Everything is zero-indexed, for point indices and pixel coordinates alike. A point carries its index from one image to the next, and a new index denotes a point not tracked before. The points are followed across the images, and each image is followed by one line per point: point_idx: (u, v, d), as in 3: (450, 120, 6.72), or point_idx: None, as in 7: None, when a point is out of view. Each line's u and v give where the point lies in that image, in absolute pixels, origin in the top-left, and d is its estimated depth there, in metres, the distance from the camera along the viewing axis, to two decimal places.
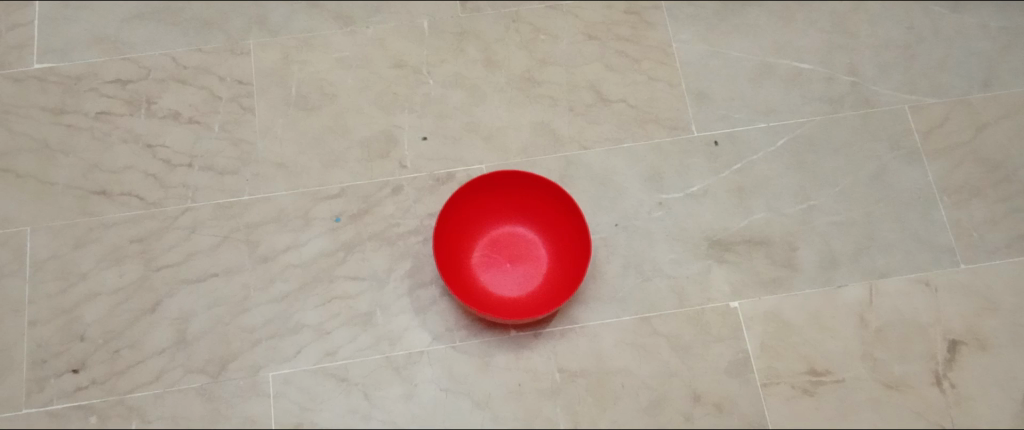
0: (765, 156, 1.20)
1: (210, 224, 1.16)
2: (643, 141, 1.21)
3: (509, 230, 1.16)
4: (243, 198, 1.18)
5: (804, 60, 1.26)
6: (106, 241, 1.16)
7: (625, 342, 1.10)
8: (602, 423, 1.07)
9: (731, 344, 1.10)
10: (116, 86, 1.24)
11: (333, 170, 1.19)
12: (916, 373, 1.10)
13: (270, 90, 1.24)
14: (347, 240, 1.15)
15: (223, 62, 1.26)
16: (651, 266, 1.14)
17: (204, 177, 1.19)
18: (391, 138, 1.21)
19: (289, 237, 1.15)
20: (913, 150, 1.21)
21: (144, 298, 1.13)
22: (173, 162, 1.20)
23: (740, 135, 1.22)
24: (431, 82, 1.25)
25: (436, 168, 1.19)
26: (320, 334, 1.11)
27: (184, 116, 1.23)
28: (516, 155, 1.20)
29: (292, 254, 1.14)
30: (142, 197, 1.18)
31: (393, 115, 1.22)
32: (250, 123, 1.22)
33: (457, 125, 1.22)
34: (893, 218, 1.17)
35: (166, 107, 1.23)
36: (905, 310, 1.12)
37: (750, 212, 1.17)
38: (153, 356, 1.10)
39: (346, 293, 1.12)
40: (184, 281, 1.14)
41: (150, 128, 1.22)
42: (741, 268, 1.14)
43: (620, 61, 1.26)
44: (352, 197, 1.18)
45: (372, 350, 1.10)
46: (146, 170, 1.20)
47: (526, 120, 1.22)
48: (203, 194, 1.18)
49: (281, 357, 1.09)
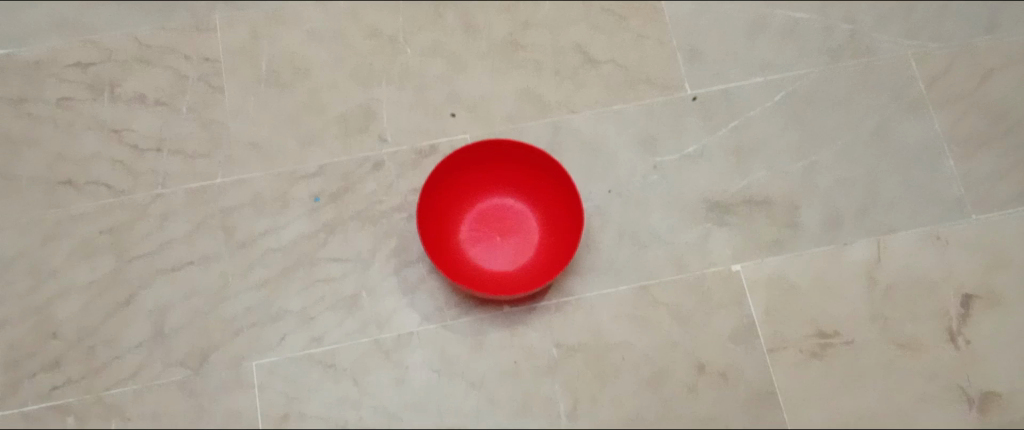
0: (762, 113, 1.15)
1: (183, 211, 1.11)
2: (634, 103, 1.15)
3: (497, 202, 1.11)
4: (217, 182, 1.12)
5: (799, 11, 1.20)
6: (75, 234, 1.10)
7: (623, 314, 1.05)
8: (603, 400, 1.02)
9: (734, 311, 1.05)
10: (78, 70, 1.18)
11: (309, 149, 1.13)
12: (929, 331, 1.05)
13: (240, 68, 1.18)
14: (327, 221, 1.10)
15: (189, 40, 1.19)
16: (648, 233, 1.09)
17: (175, 162, 1.13)
18: (369, 112, 1.15)
19: (267, 221, 1.10)
20: (917, 100, 1.15)
21: (118, 291, 1.07)
22: (141, 148, 1.14)
23: (735, 92, 1.16)
24: (409, 51, 1.18)
25: (418, 141, 1.14)
26: (304, 320, 1.05)
27: (150, 99, 1.16)
28: (501, 124, 1.15)
29: (271, 239, 1.09)
30: (110, 186, 1.12)
31: (370, 88, 1.16)
32: (221, 103, 1.16)
33: (439, 96, 1.16)
34: (898, 171, 1.12)
35: (131, 91, 1.17)
36: (914, 266, 1.08)
37: (749, 172, 1.12)
38: (130, 352, 1.05)
39: (329, 276, 1.07)
40: (158, 271, 1.08)
41: (115, 113, 1.16)
42: (742, 230, 1.09)
43: (606, 21, 1.20)
44: (331, 176, 1.12)
45: (359, 335, 1.05)
46: (113, 158, 1.14)
47: (510, 87, 1.16)
48: (174, 179, 1.12)
49: (263, 347, 1.04)
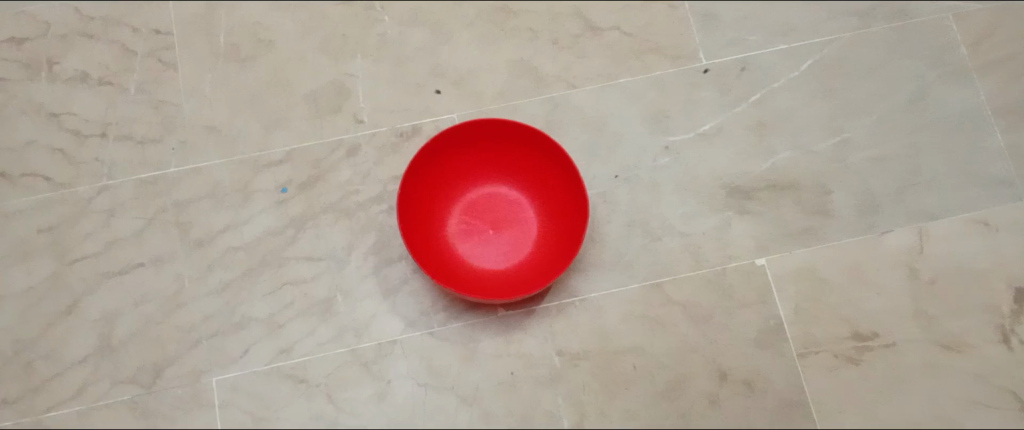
0: (787, 84, 1.02)
1: (132, 206, 0.97)
2: (642, 76, 1.02)
3: (489, 191, 0.98)
4: (170, 171, 0.98)
5: None
6: (9, 233, 0.97)
7: (633, 316, 0.93)
8: (612, 413, 0.90)
9: (759, 310, 0.93)
10: (10, 46, 1.03)
11: (275, 132, 1.00)
12: (978, 330, 0.93)
13: (194, 41, 1.03)
14: (296, 215, 0.97)
15: (136, 9, 1.05)
16: (660, 224, 0.96)
17: (122, 149, 0.99)
18: (343, 90, 1.02)
19: (228, 215, 0.97)
20: (960, 67, 1.02)
21: (59, 298, 0.94)
22: (83, 134, 1.00)
23: (756, 61, 1.03)
24: (387, 19, 1.04)
25: (398, 121, 1.00)
26: (271, 328, 0.93)
27: (93, 78, 1.02)
28: (491, 101, 1.01)
29: (233, 236, 0.96)
30: (48, 178, 0.98)
31: (343, 63, 1.03)
32: (173, 81, 1.02)
33: (421, 70, 1.03)
34: (940, 148, 0.99)
35: (71, 69, 1.02)
36: (960, 256, 0.95)
37: (773, 152, 0.99)
38: (73, 367, 0.92)
39: (299, 277, 0.94)
40: (104, 275, 0.95)
41: (53, 95, 1.02)
42: (766, 218, 0.96)
43: None
44: (300, 163, 0.99)
45: (334, 344, 0.92)
46: (52, 146, 1.00)
47: (501, 59, 1.03)
48: (121, 169, 0.99)
49: (225, 360, 0.92)
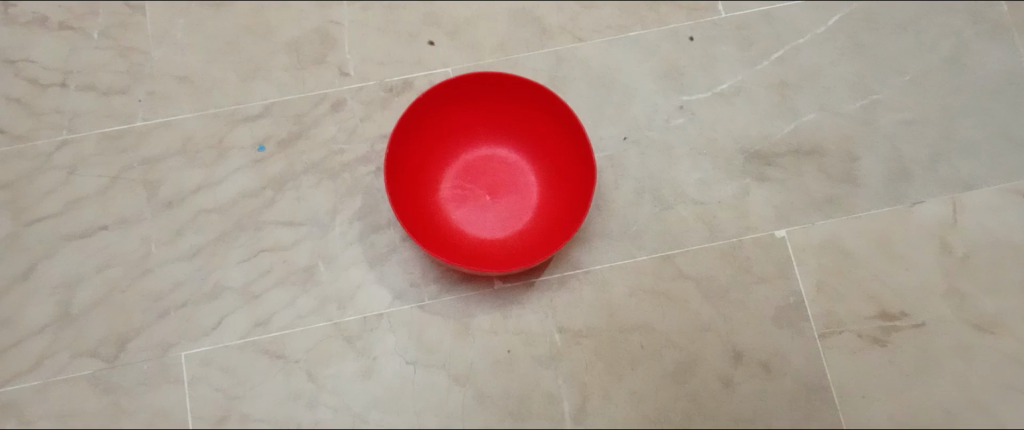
0: (813, 40, 0.93)
1: (96, 162, 0.89)
2: (655, 28, 0.93)
3: (486, 152, 0.90)
4: (137, 125, 0.90)
5: None
6: None
7: (642, 290, 0.85)
8: (617, 396, 0.83)
9: (778, 286, 0.86)
10: None
11: (253, 84, 0.91)
12: (1014, 310, 0.86)
13: None
14: (275, 175, 0.88)
15: None
16: (672, 190, 0.88)
17: (85, 99, 0.91)
18: (327, 38, 0.93)
19: (200, 174, 0.88)
20: (1002, 24, 0.93)
21: (14, 261, 0.86)
22: (42, 82, 0.91)
23: (779, 14, 0.94)
24: None
25: (388, 74, 0.92)
26: (246, 298, 0.85)
27: (52, 21, 0.93)
28: (490, 54, 0.93)
29: (205, 197, 0.88)
30: (3, 130, 0.90)
31: (328, 9, 0.94)
32: (141, 26, 0.93)
33: (413, 18, 0.94)
34: (978, 112, 0.91)
35: (28, 11, 0.93)
36: (997, 230, 0.88)
37: (797, 114, 0.91)
38: (29, 337, 0.84)
39: (278, 243, 0.86)
40: (64, 237, 0.87)
41: (8, 38, 0.92)
42: (787, 186, 0.89)
43: None
44: (279, 118, 0.90)
45: (315, 316, 0.84)
46: (7, 95, 0.91)
47: (502, 8, 0.94)
48: (83, 121, 0.90)
49: (196, 332, 0.84)
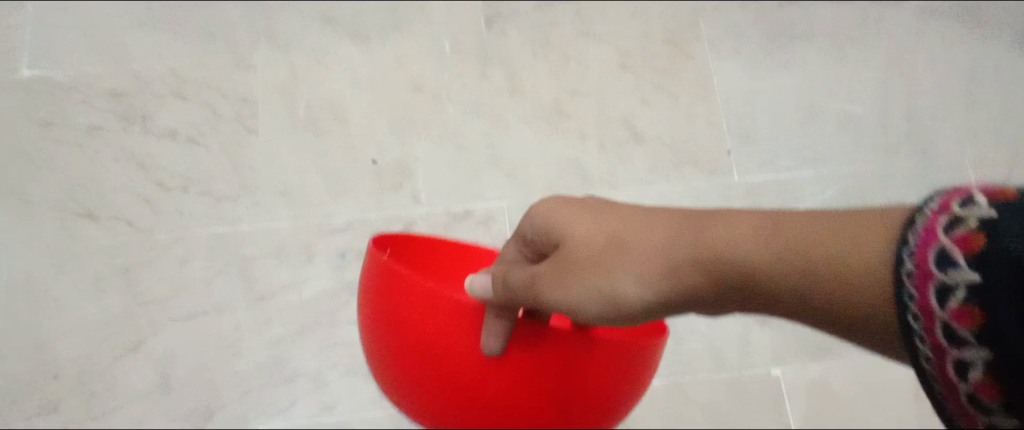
0: (807, 194, 1.11)
1: (203, 257, 1.05)
2: (680, 184, 1.11)
3: None
4: (242, 227, 1.07)
5: (855, 104, 1.19)
6: (90, 268, 1.04)
7: (655, 411, 0.99)
8: None
9: (772, 418, 0.99)
10: (110, 98, 1.14)
11: (339, 200, 1.09)
12: None
13: (275, 109, 1.14)
14: (352, 282, 1.05)
15: (227, 78, 1.15)
16: (687, 325, 1.04)
17: (201, 203, 1.08)
18: (405, 169, 1.11)
19: (288, 274, 1.05)
20: (958, 167, 1.14)
21: (121, 337, 1.01)
22: (167, 185, 1.09)
23: (789, 182, 1.12)
24: (451, 109, 1.15)
25: (453, 203, 1.09)
26: (317, 385, 1.00)
27: (180, 135, 1.12)
28: (537, 193, 1.10)
29: (292, 293, 1.04)
30: (131, 223, 1.07)
31: (408, 145, 1.13)
32: (252, 146, 1.12)
33: (476, 158, 1.12)
34: None
35: (162, 125, 1.12)
36: None
37: None
38: (129, 403, 0.98)
39: (348, 340, 1.02)
40: (170, 318, 1.02)
41: (141, 146, 1.11)
42: (785, 329, 1.04)
43: (656, 96, 1.17)
44: (359, 233, 1.08)
45: (374, 406, 1.00)
46: (138, 193, 1.08)
47: (551, 157, 1.13)
48: (196, 221, 1.07)
49: (273, 410, 0.99)
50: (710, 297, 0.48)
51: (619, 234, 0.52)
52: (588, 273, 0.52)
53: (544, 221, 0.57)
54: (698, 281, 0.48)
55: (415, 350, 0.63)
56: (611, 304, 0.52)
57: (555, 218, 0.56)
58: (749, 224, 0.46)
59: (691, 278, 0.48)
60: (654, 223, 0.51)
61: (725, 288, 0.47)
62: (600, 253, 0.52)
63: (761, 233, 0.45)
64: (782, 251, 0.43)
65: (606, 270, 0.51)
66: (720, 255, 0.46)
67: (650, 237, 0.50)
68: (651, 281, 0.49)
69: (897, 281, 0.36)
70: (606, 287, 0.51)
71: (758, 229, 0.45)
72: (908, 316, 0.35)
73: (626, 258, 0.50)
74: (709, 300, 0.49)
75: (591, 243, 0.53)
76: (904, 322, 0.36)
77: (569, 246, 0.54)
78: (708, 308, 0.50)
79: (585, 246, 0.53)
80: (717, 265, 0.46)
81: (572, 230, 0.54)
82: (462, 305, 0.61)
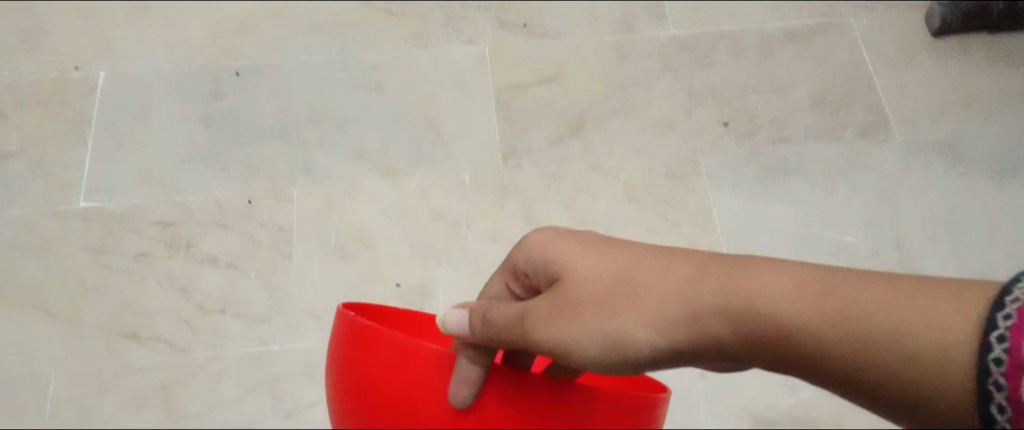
0: None
1: (235, 375, 1.13)
2: None
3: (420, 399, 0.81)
4: (273, 347, 1.15)
5: (847, 233, 1.25)
6: (130, 386, 1.11)
7: None
8: None
9: None
10: (158, 228, 1.21)
11: None
12: None
13: (309, 237, 1.22)
14: None
15: (266, 208, 1.24)
16: None
17: (236, 323, 1.16)
18: (427, 292, 1.19)
19: (315, 391, 1.12)
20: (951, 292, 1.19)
21: None
22: (206, 307, 1.17)
23: None
24: (470, 236, 1.23)
25: None
26: None
27: (221, 261, 1.20)
28: None
29: (317, 410, 1.11)
30: (170, 342, 1.14)
31: (429, 269, 1.21)
32: (284, 270, 1.20)
33: None
34: None
35: (204, 251, 1.21)
36: None
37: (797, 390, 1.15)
38: None
39: None
40: None
41: (184, 271, 1.19)
42: None
43: (660, 224, 1.24)
44: None
45: None
46: (178, 315, 1.16)
47: None
48: (232, 340, 1.15)
49: None
50: (723, 345, 0.54)
51: (631, 281, 0.58)
52: (591, 316, 0.58)
53: (545, 254, 0.64)
54: (712, 327, 0.54)
55: (384, 412, 0.62)
56: (605, 342, 0.57)
57: (563, 259, 0.62)
58: (793, 280, 0.52)
59: (715, 327, 0.53)
60: (665, 275, 0.57)
61: (755, 341, 0.52)
62: (608, 296, 0.58)
63: (812, 289, 0.50)
64: (832, 308, 0.49)
65: (606, 309, 0.58)
66: (764, 307, 0.51)
67: (668, 289, 0.56)
68: (654, 323, 0.56)
69: (982, 363, 0.43)
70: (613, 331, 0.57)
71: (803, 284, 0.51)
72: (988, 385, 0.43)
73: (631, 299, 0.57)
74: (709, 349, 0.55)
75: (597, 283, 0.59)
76: (983, 387, 0.43)
77: (573, 283, 0.60)
78: (699, 357, 0.56)
79: (590, 282, 0.59)
80: (749, 316, 0.52)
81: (580, 272, 0.61)
82: (436, 355, 0.61)
